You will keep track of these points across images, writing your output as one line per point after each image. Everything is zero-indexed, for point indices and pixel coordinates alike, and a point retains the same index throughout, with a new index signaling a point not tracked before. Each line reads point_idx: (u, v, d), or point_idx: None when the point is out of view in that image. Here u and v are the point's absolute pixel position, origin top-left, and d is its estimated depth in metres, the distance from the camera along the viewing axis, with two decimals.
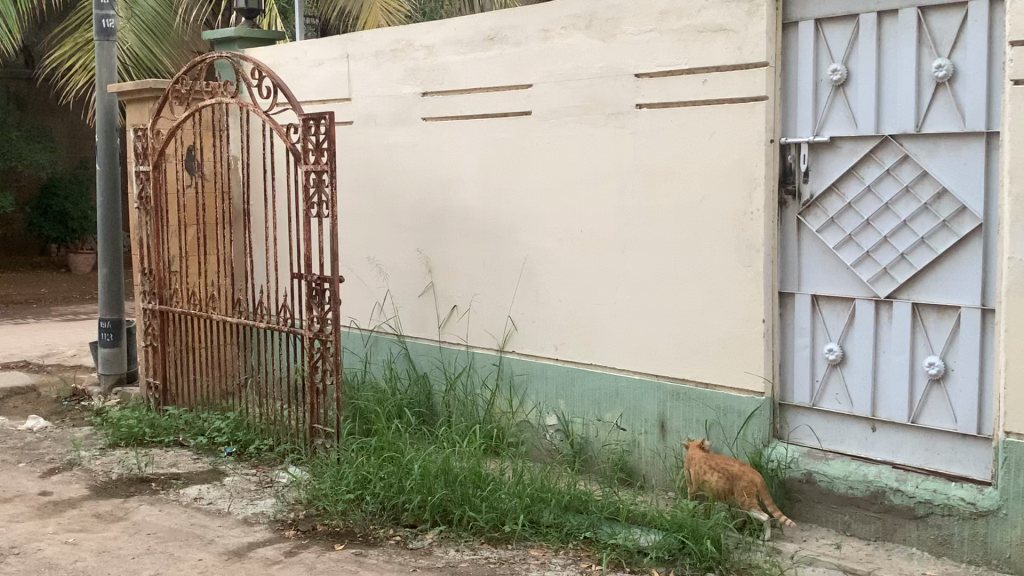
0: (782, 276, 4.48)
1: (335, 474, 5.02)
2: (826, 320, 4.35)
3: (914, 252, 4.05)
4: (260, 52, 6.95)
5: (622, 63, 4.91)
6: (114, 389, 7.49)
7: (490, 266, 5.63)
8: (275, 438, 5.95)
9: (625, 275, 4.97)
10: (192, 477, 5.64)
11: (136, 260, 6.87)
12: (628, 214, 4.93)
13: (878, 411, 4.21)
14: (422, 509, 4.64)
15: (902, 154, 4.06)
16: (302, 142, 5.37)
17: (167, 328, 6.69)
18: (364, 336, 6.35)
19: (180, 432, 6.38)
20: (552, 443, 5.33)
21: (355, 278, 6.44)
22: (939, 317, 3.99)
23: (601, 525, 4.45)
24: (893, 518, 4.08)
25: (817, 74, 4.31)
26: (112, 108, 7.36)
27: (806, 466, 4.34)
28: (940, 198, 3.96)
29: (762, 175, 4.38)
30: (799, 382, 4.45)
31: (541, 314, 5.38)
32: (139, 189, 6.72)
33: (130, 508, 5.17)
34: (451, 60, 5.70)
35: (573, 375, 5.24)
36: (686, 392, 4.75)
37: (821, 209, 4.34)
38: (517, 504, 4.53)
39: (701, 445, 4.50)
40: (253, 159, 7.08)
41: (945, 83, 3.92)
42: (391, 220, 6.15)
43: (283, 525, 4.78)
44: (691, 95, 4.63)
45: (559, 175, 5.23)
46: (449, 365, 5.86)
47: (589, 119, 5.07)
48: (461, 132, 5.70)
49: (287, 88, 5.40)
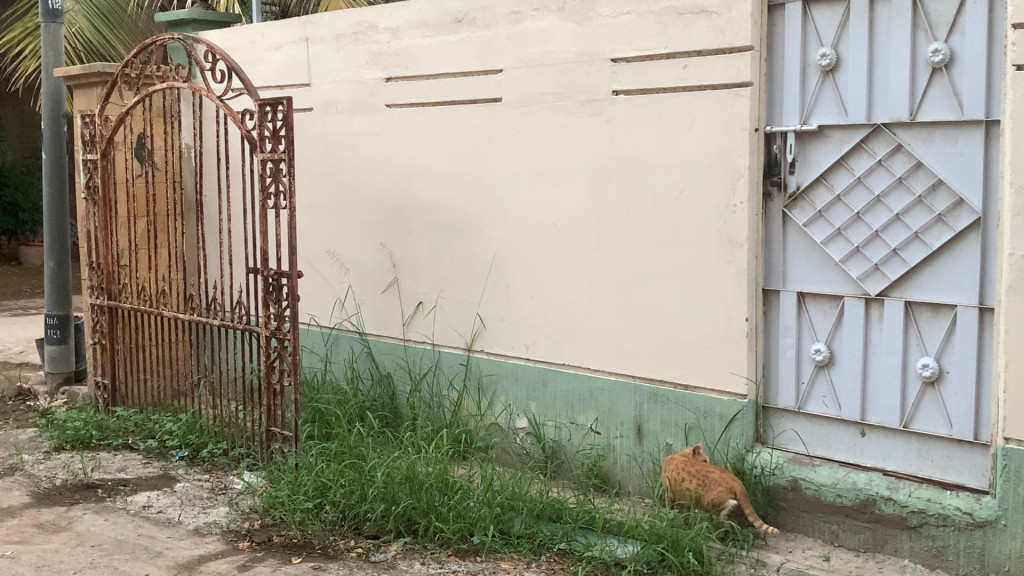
0: (766, 272, 4.25)
1: (293, 481, 4.73)
2: (812, 319, 4.13)
3: (908, 247, 3.84)
4: (216, 35, 6.61)
5: (597, 47, 4.65)
6: (61, 388, 7.11)
7: (457, 260, 5.35)
8: (229, 441, 5.64)
9: (601, 270, 4.72)
10: (141, 483, 5.31)
11: (83, 253, 6.50)
12: (603, 207, 4.68)
13: (867, 415, 3.99)
14: (385, 519, 4.37)
15: (895, 144, 3.85)
16: (258, 129, 5.07)
17: (116, 325, 6.34)
18: (325, 334, 6.04)
19: (129, 434, 6.03)
20: (523, 447, 5.08)
21: (314, 273, 6.13)
22: (933, 316, 3.79)
23: (575, 536, 4.19)
24: (884, 528, 3.87)
25: (806, 59, 4.08)
26: (59, 93, 6.99)
27: (792, 473, 4.12)
28: (935, 190, 3.75)
29: (746, 165, 4.15)
30: (784, 384, 4.23)
31: (511, 312, 5.12)
32: (86, 179, 6.35)
33: (74, 518, 4.84)
34: (416, 44, 5.42)
35: (545, 376, 4.98)
36: (664, 395, 4.51)
37: (807, 202, 4.12)
38: (487, 513, 4.27)
39: (696, 450, 4.23)
40: (207, 148, 6.74)
41: (942, 69, 3.71)
42: (354, 212, 5.85)
43: (236, 536, 4.48)
44: (670, 81, 4.39)
45: (531, 165, 4.96)
46: (415, 366, 5.58)
47: (563, 106, 4.81)
48: (428, 120, 5.41)
49: (242, 71, 5.09)
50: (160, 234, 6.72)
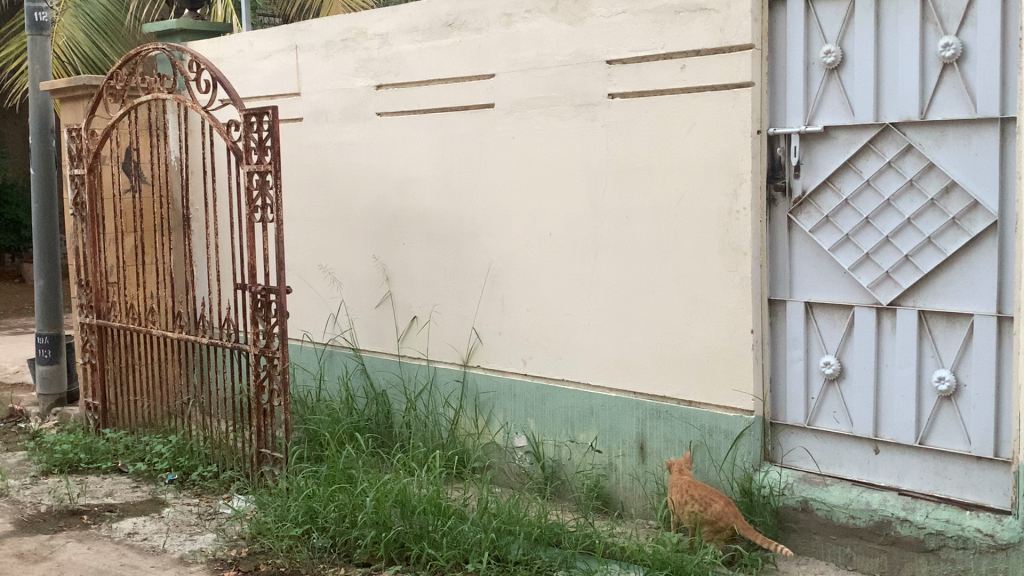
0: (771, 281, 4.04)
1: (281, 506, 4.54)
2: (821, 330, 3.92)
3: (920, 253, 3.63)
4: (206, 45, 6.45)
5: (591, 48, 4.46)
6: (53, 409, 6.93)
7: (452, 273, 5.17)
8: (220, 463, 5.46)
9: (599, 280, 4.52)
10: (127, 509, 5.11)
11: (72, 271, 6.34)
12: (600, 215, 4.48)
13: (881, 431, 3.78)
14: (376, 546, 4.17)
15: (904, 145, 3.64)
16: (243, 141, 4.89)
17: (106, 344, 6.17)
18: (318, 350, 5.84)
19: (119, 457, 5.85)
20: (521, 466, 4.88)
21: (306, 287, 5.95)
22: (948, 326, 3.58)
23: (576, 561, 3.97)
24: (900, 551, 3.65)
25: (809, 57, 3.88)
26: (47, 107, 6.85)
27: (802, 493, 3.91)
28: (949, 192, 3.55)
29: (748, 169, 3.95)
30: (793, 399, 4.02)
31: (507, 326, 4.93)
32: (73, 195, 6.20)
33: (56, 547, 4.65)
34: (407, 50, 5.24)
35: (542, 393, 4.78)
36: (667, 411, 4.30)
37: (813, 207, 3.91)
38: (482, 539, 4.04)
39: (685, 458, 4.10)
40: (196, 161, 6.57)
41: (953, 64, 3.50)
42: (346, 224, 5.67)
43: (222, 565, 4.29)
44: (667, 82, 4.19)
45: (526, 172, 4.77)
46: (409, 383, 5.38)
47: (558, 110, 4.62)
48: (420, 128, 5.23)
49: (227, 82, 4.91)
50: (148, 251, 6.57)
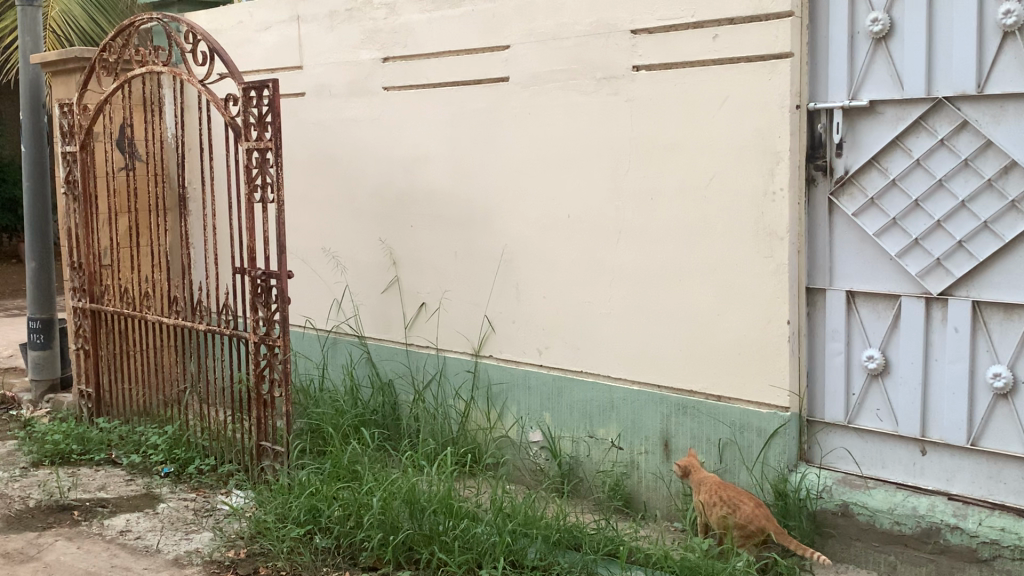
0: (809, 268, 3.76)
1: (283, 504, 4.27)
2: (864, 321, 3.63)
3: (975, 238, 3.34)
4: (204, 17, 6.16)
5: (614, 17, 4.16)
6: (46, 396, 6.63)
7: (463, 257, 4.88)
8: (218, 455, 5.18)
9: (621, 268, 4.24)
10: (120, 504, 4.85)
11: (64, 252, 6.05)
12: (624, 197, 4.19)
13: (928, 431, 3.50)
14: (383, 549, 3.90)
15: (959, 121, 3.35)
16: (242, 116, 4.58)
17: (99, 329, 5.89)
18: (321, 337, 5.57)
19: (113, 447, 5.58)
20: (537, 463, 4.61)
21: (310, 271, 5.66)
22: (1005, 318, 3.30)
23: (596, 567, 3.70)
24: (950, 560, 3.40)
25: (854, 26, 3.58)
26: (38, 81, 6.55)
27: (841, 497, 3.64)
28: (1007, 172, 3.26)
29: (786, 147, 3.66)
30: (832, 396, 3.74)
31: (523, 313, 4.65)
32: (65, 172, 5.91)
33: (44, 546, 4.38)
34: (415, 20, 4.95)
35: (560, 385, 4.51)
36: (694, 407, 4.02)
37: (857, 188, 3.61)
38: (497, 543, 3.76)
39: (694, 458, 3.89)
40: (193, 138, 6.27)
41: (1014, 33, 3.20)
42: (351, 205, 5.38)
43: (218, 567, 4.02)
44: (698, 53, 3.89)
45: (543, 151, 4.48)
46: (418, 374, 5.11)
47: (577, 84, 4.32)
48: (429, 104, 4.94)
49: (224, 53, 4.59)
50: (144, 232, 6.29)
